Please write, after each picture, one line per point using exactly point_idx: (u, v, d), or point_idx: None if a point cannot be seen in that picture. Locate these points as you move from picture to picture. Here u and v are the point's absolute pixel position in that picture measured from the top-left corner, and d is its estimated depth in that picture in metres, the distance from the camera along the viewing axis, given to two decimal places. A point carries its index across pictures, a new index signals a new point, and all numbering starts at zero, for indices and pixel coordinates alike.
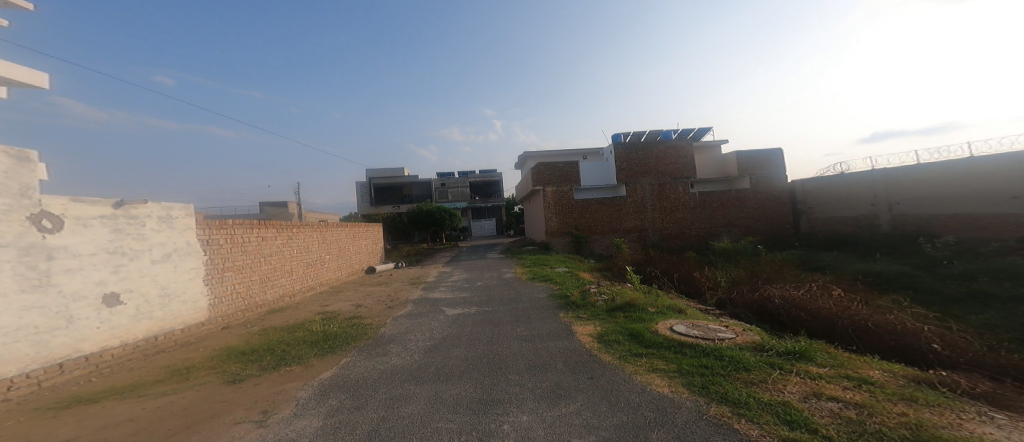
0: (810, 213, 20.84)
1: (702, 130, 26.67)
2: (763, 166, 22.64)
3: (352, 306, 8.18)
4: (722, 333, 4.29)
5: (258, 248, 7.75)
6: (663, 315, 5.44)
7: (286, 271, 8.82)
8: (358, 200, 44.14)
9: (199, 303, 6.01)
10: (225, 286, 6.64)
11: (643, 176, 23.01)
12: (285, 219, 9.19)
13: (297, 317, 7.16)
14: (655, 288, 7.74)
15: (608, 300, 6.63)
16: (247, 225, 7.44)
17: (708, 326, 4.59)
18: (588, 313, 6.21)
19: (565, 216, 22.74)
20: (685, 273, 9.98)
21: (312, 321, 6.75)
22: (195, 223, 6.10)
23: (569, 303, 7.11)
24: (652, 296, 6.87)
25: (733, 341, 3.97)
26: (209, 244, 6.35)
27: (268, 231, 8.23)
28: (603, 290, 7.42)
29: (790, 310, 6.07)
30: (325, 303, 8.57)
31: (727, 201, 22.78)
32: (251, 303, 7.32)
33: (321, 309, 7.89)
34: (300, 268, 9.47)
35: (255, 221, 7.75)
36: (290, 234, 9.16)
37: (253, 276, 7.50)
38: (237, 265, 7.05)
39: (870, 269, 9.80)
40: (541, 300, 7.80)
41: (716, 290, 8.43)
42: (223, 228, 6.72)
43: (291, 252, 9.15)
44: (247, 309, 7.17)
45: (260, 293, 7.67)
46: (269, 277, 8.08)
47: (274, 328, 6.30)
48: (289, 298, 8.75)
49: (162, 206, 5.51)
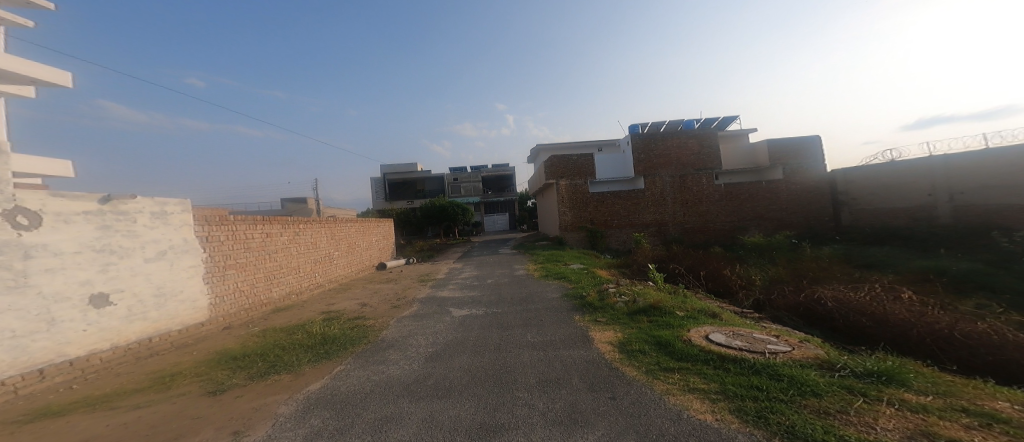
0: (854, 204, 19.30)
1: (727, 118, 25.23)
2: (796, 155, 21.16)
3: (358, 306, 7.82)
4: (772, 344, 3.61)
5: (262, 244, 7.48)
6: (696, 321, 4.76)
7: (293, 269, 8.56)
8: (373, 196, 44.49)
9: (198, 302, 5.71)
10: (226, 284, 6.37)
11: (664, 168, 21.93)
12: (291, 215, 8.92)
13: (300, 316, 6.84)
14: (682, 288, 7.02)
15: (629, 302, 5.99)
16: (251, 221, 7.15)
17: (752, 335, 3.90)
18: (607, 316, 5.59)
19: (581, 210, 21.97)
20: (713, 271, 9.19)
21: (314, 321, 6.39)
22: (194, 219, 5.82)
23: (586, 303, 6.51)
24: (678, 297, 6.16)
25: (789, 356, 3.30)
26: (209, 240, 6.06)
27: (274, 227, 7.95)
28: (622, 290, 6.76)
29: (848, 315, 5.37)
30: (330, 301, 8.27)
31: (755, 193, 21.45)
32: (254, 301, 7.06)
33: (326, 308, 7.56)
34: (306, 266, 9.21)
35: (259, 217, 7.46)
36: (296, 230, 8.88)
37: (257, 273, 7.23)
38: (240, 262, 6.77)
39: (927, 268, 8.78)
40: (555, 300, 7.23)
41: (751, 290, 7.64)
42: (225, 224, 6.43)
43: (298, 249, 8.88)
44: (251, 307, 6.92)
45: (265, 291, 7.42)
46: (274, 274, 7.82)
47: (274, 329, 5.97)
48: (296, 296, 8.50)
49: (156, 201, 5.21)
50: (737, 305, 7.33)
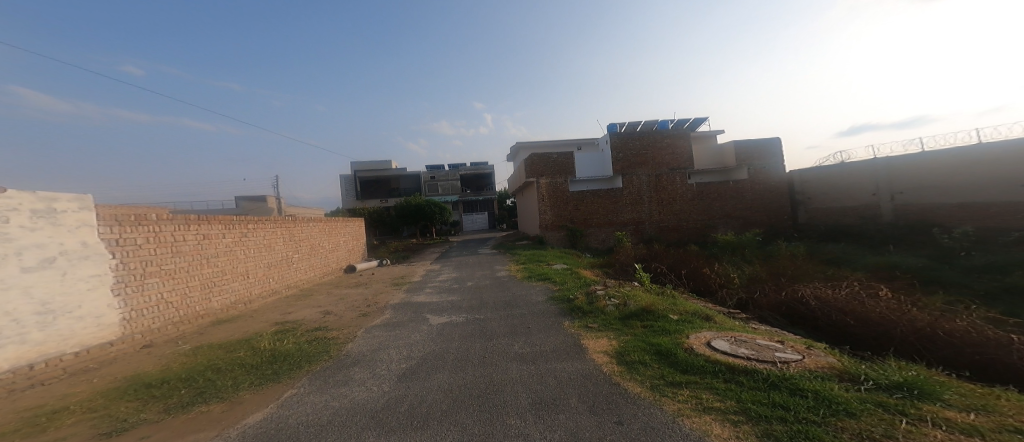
0: (810, 204, 20.32)
1: (698, 119, 25.90)
2: (761, 156, 22.02)
3: (318, 315, 7.00)
4: (781, 352, 3.28)
5: (197, 248, 6.56)
6: (693, 325, 4.44)
7: (241, 275, 7.63)
8: (344, 194, 42.46)
9: (104, 319, 4.80)
10: (146, 296, 5.47)
11: (639, 167, 22.17)
12: (239, 214, 7.99)
13: (245, 330, 5.99)
14: (670, 288, 6.80)
15: (619, 305, 5.65)
16: (181, 222, 6.25)
17: (757, 343, 3.57)
18: (598, 322, 5.24)
19: (561, 209, 21.77)
20: (694, 270, 9.14)
21: (259, 335, 5.58)
22: (98, 219, 4.91)
23: (573, 308, 6.14)
24: (667, 298, 5.90)
25: (803, 365, 2.96)
26: (121, 245, 5.15)
27: (214, 228, 7.04)
28: (611, 293, 6.43)
29: (830, 313, 5.26)
30: (287, 310, 7.39)
31: (726, 192, 22.13)
32: (188, 313, 6.17)
33: (279, 319, 6.70)
34: (259, 270, 8.27)
35: (193, 217, 6.56)
36: (244, 231, 7.94)
37: (191, 282, 6.33)
38: (166, 269, 5.87)
39: (889, 263, 9.14)
40: (541, 304, 6.81)
41: (729, 288, 7.61)
42: (144, 225, 5.54)
43: (248, 252, 7.94)
44: (183, 321, 6.04)
45: (202, 301, 6.52)
46: (215, 282, 6.91)
47: (207, 347, 5.18)
48: (246, 305, 7.59)
49: (39, 197, 4.25)
50: (721, 305, 7.24)
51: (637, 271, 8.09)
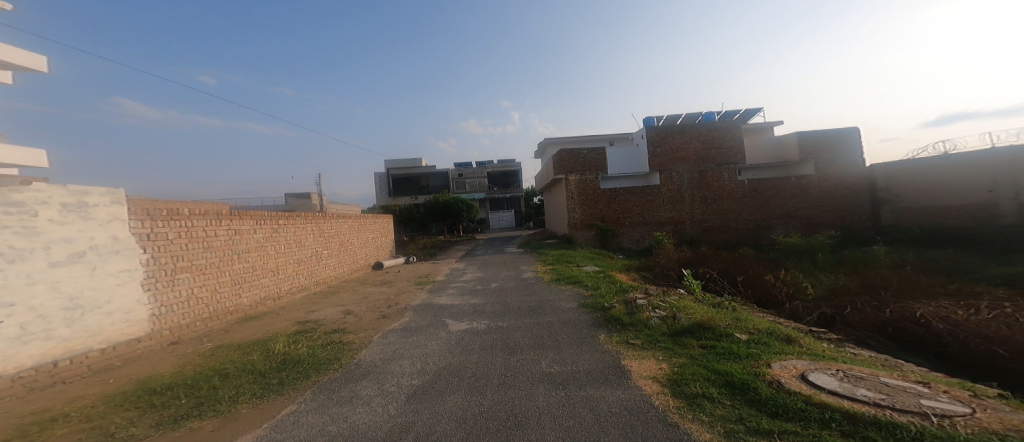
0: (896, 202, 17.81)
1: (749, 111, 23.70)
2: (830, 149, 19.68)
3: (340, 315, 6.72)
4: (928, 400, 2.33)
5: (228, 243, 6.47)
6: (771, 349, 3.53)
7: (270, 271, 7.54)
8: (377, 191, 43.58)
9: (133, 314, 4.64)
10: (176, 291, 5.32)
11: (680, 163, 20.60)
12: (271, 210, 7.94)
13: (269, 329, 5.79)
14: (729, 299, 5.83)
15: (667, 318, 4.80)
16: (212, 217, 6.15)
17: (883, 383, 2.62)
18: (643, 337, 4.43)
19: (592, 207, 20.72)
20: (752, 278, 8.01)
21: (281, 336, 5.33)
22: (130, 214, 4.77)
23: (611, 319, 5.34)
24: (726, 311, 4.98)
25: (978, 426, 2.02)
26: (152, 240, 5.00)
27: (246, 223, 6.96)
28: (654, 302, 5.58)
29: (970, 343, 4.15)
30: (313, 308, 7.22)
31: (781, 189, 19.99)
32: (216, 310, 6.02)
33: (304, 317, 6.50)
34: (288, 267, 8.19)
35: (224, 212, 6.47)
36: (275, 227, 7.86)
37: (220, 278, 6.20)
38: (198, 265, 5.75)
39: (1011, 277, 7.51)
40: (572, 312, 6.11)
41: (801, 302, 6.47)
42: (176, 220, 5.42)
43: (277, 248, 7.84)
44: (212, 317, 5.90)
45: (232, 297, 6.41)
46: (245, 278, 6.81)
47: (230, 346, 4.98)
48: (274, 301, 7.48)
49: (69, 190, 4.10)
50: (795, 320, 6.13)
51: (687, 276, 7.09)
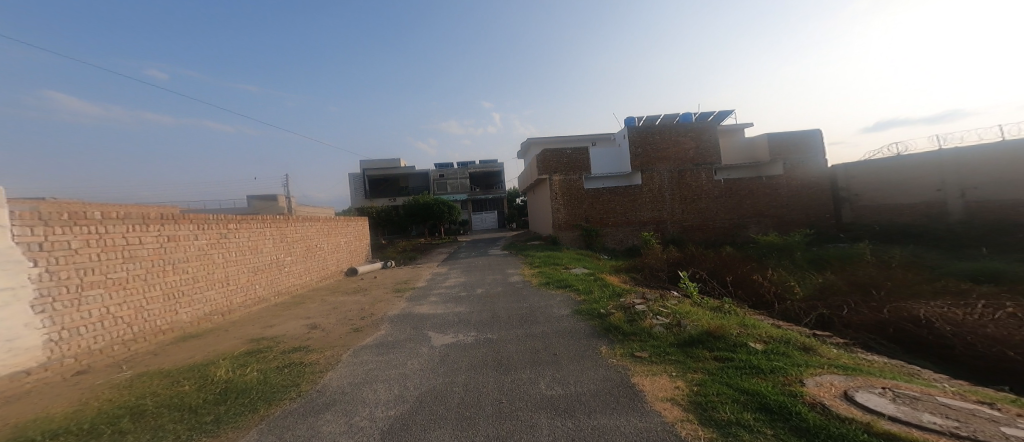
0: (856, 200, 18.53)
1: (724, 112, 24.21)
2: (798, 150, 20.28)
3: (302, 330, 5.91)
4: (1015, 429, 1.89)
5: (158, 252, 5.59)
6: (796, 362, 3.13)
7: (218, 281, 6.65)
8: (353, 192, 41.93)
9: (18, 342, 3.70)
10: (83, 312, 4.43)
11: (660, 163, 20.72)
12: (219, 212, 7.05)
13: (208, 351, 4.95)
14: (731, 302, 5.52)
15: (671, 327, 4.39)
16: (135, 221, 5.29)
17: (948, 404, 2.18)
18: (650, 349, 3.99)
19: (575, 207, 20.48)
20: (741, 278, 7.85)
21: (220, 360, 4.57)
22: (12, 218, 3.81)
23: (610, 328, 4.89)
24: (732, 317, 4.62)
25: None
26: (48, 250, 4.12)
27: (183, 228, 6.10)
28: (653, 308, 5.19)
29: (977, 344, 3.95)
30: (271, 322, 6.37)
31: (757, 189, 20.49)
32: (145, 330, 5.19)
33: (258, 334, 5.66)
34: (243, 276, 7.30)
35: (151, 216, 5.59)
36: (224, 232, 6.99)
37: (150, 293, 5.36)
38: (114, 278, 4.87)
39: (987, 271, 7.66)
40: (565, 321, 5.64)
41: (792, 302, 6.30)
42: (81, 225, 4.54)
43: (227, 256, 6.96)
44: (136, 339, 5.02)
45: (165, 313, 5.54)
46: (183, 291, 5.93)
47: (152, 374, 4.22)
48: (223, 315, 6.61)
49: None
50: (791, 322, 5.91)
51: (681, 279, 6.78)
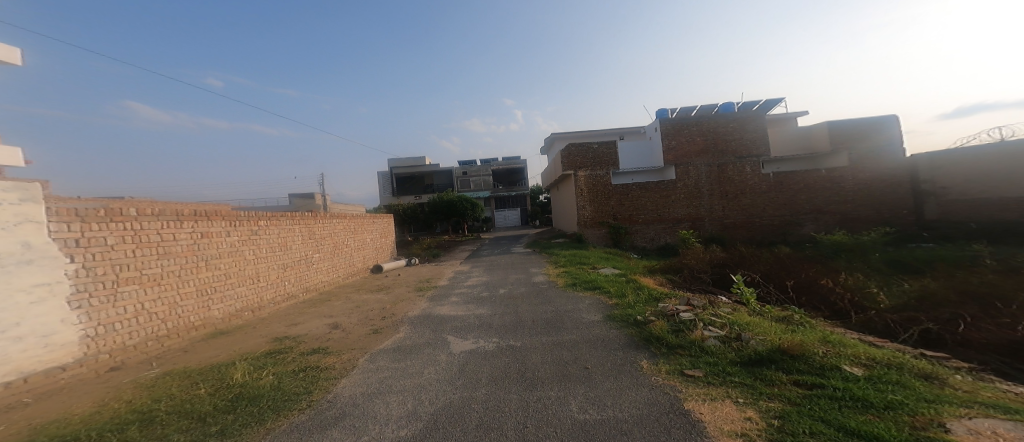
0: (943, 195, 16.68)
1: (771, 101, 22.26)
2: (865, 138, 18.50)
3: (324, 329, 5.71)
4: None
5: (192, 248, 5.48)
6: (921, 396, 2.41)
7: (249, 278, 6.61)
8: (380, 191, 42.92)
9: (54, 337, 3.56)
10: (119, 308, 4.27)
11: (697, 156, 19.38)
12: (249, 209, 7.02)
13: (235, 350, 4.75)
14: (800, 313, 4.74)
15: (729, 342, 3.74)
16: (169, 218, 5.15)
17: None
18: (704, 368, 3.37)
19: (603, 204, 19.61)
20: (806, 283, 7.45)
21: (242, 361, 4.31)
22: (48, 214, 3.67)
23: (650, 339, 4.29)
24: (807, 333, 3.88)
25: None
26: (84, 247, 3.97)
27: (216, 225, 6.01)
28: (703, 317, 4.53)
29: None
30: (295, 320, 6.24)
31: (811, 184, 18.91)
32: (179, 326, 5.05)
33: (282, 333, 5.51)
34: (272, 273, 7.29)
35: (185, 212, 5.46)
36: (255, 229, 6.95)
37: (183, 289, 5.23)
38: (149, 275, 4.72)
39: None
40: (598, 328, 5.09)
41: (873, 313, 5.93)
42: (117, 221, 4.38)
43: (257, 252, 6.93)
44: (169, 335, 4.88)
45: (198, 309, 5.44)
46: (215, 287, 5.84)
47: (179, 373, 3.91)
48: (253, 312, 6.55)
49: None
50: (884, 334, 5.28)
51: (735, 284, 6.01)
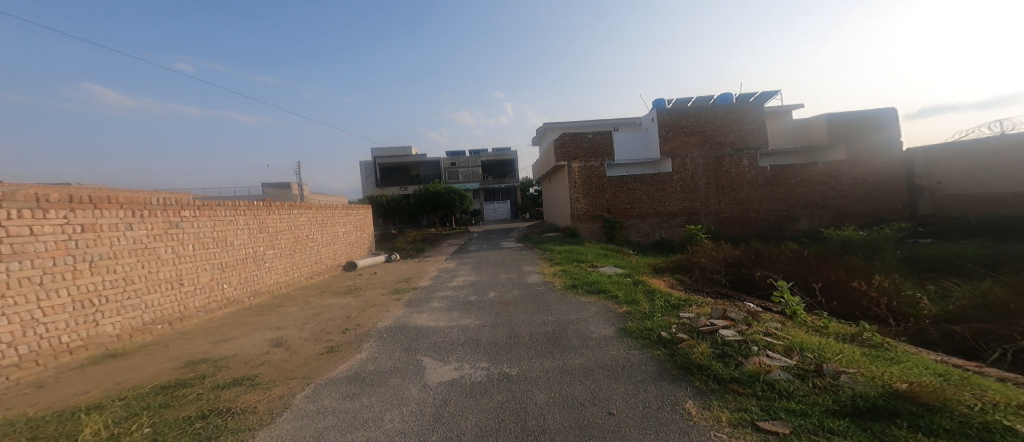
0: (938, 190, 16.51)
1: (767, 93, 21.75)
2: (864, 132, 18.08)
3: (262, 347, 4.44)
4: None
5: (65, 245, 3.87)
6: None
7: (164, 283, 5.08)
8: (363, 181, 41.03)
9: None
10: None
11: (695, 148, 18.61)
12: (166, 197, 5.47)
13: (118, 380, 3.31)
14: (868, 329, 3.79)
15: (808, 375, 2.70)
16: (24, 204, 3.51)
17: None
18: (786, 419, 2.31)
19: (597, 197, 18.66)
20: (835, 285, 6.78)
21: (114, 401, 2.90)
22: None
23: (690, 367, 3.25)
24: (905, 362, 2.88)
25: None
26: None
27: (108, 215, 4.39)
28: (750, 335, 3.52)
29: None
30: (227, 336, 4.89)
31: (807, 178, 18.39)
32: (35, 352, 3.45)
33: (200, 353, 4.16)
34: (204, 276, 5.88)
35: (53, 198, 3.81)
36: (177, 221, 5.47)
37: (49, 302, 3.62)
38: None
39: None
40: (613, 348, 4.06)
41: (917, 322, 5.24)
42: None
43: (180, 249, 5.45)
44: (21, 363, 3.31)
45: (75, 326, 3.86)
46: (109, 296, 4.27)
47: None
48: (169, 325, 5.05)
49: None
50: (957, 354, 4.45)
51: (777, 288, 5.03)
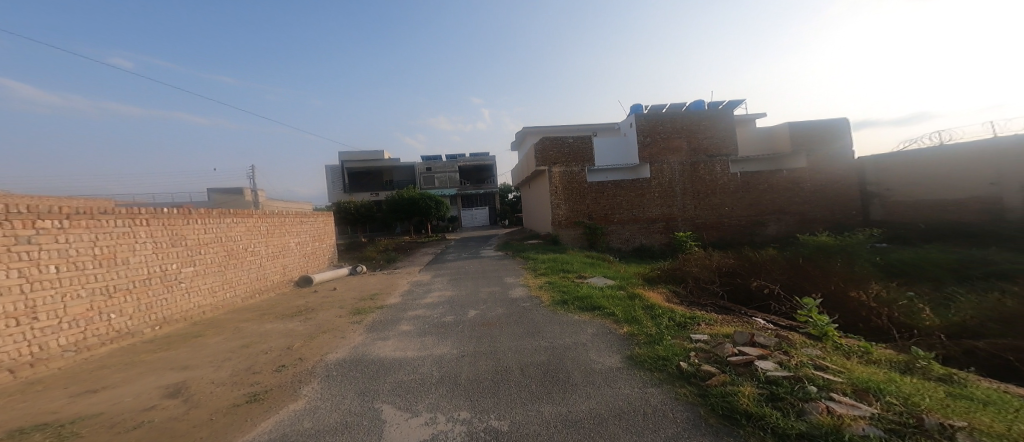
0: (888, 195, 17.22)
1: (735, 101, 22.30)
2: (822, 140, 18.69)
3: (146, 401, 3.42)
4: None
5: None
6: None
7: (4, 318, 3.80)
8: (332, 186, 39.02)
9: None
10: None
11: (671, 154, 18.58)
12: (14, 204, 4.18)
13: None
14: (922, 356, 3.22)
15: (912, 431, 1.95)
16: None
17: None
18: None
19: (578, 202, 18.17)
20: (833, 295, 6.43)
21: None
22: None
23: (733, 415, 2.45)
24: (1009, 408, 2.23)
25: None
26: None
27: None
28: (799, 370, 2.80)
29: None
30: (99, 384, 3.85)
31: (777, 184, 18.78)
32: None
33: (42, 415, 3.12)
34: (76, 305, 4.61)
35: None
36: (31, 236, 4.21)
37: None
38: None
39: None
40: (623, 386, 3.25)
41: (933, 337, 4.84)
42: None
43: (34, 273, 4.19)
44: None
45: None
46: None
47: None
48: (10, 373, 3.77)
49: None
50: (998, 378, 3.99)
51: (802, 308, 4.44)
